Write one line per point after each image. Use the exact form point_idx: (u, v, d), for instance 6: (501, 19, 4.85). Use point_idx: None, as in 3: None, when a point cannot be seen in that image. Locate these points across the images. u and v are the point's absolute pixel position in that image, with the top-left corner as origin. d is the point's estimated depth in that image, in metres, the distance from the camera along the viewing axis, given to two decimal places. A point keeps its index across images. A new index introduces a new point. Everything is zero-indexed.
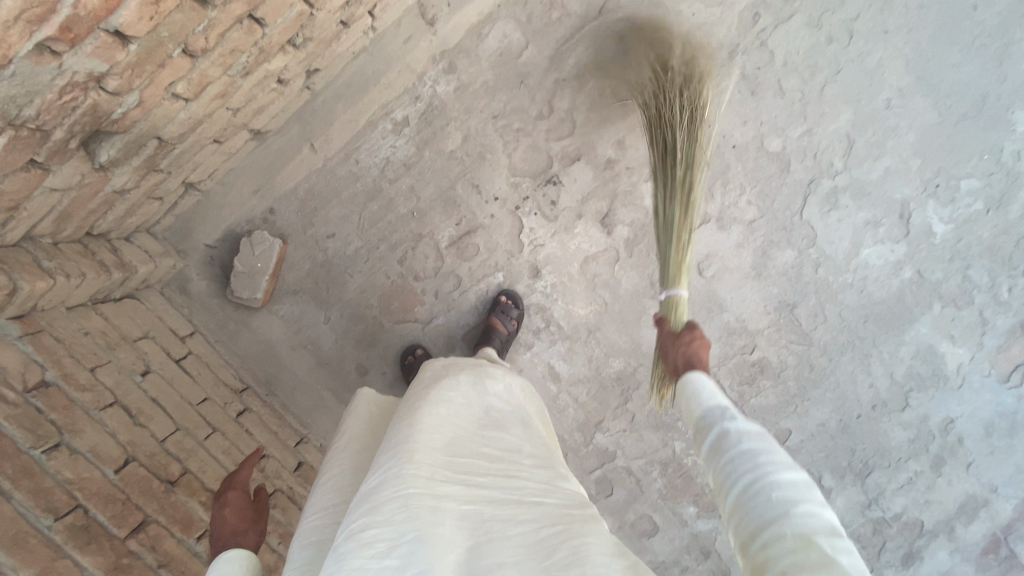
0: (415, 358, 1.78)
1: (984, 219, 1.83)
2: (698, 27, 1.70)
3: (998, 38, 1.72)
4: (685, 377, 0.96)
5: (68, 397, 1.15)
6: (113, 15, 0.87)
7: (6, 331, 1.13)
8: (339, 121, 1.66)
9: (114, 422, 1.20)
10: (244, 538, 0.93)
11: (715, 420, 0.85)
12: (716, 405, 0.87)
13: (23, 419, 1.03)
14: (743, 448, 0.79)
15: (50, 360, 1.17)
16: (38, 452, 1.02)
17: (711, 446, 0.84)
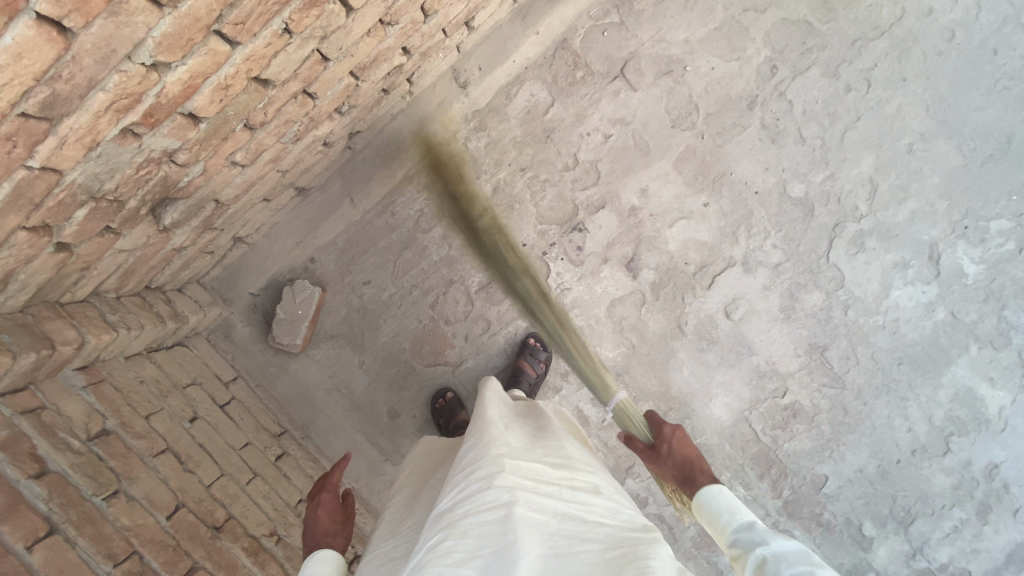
0: (446, 401, 1.81)
1: (1017, 259, 1.81)
2: (717, 80, 1.77)
3: (1017, 83, 1.75)
4: (696, 500, 1.02)
5: (126, 444, 1.22)
6: (188, 100, 0.96)
7: (72, 381, 1.21)
8: (377, 176, 1.76)
9: (167, 468, 1.26)
10: (334, 538, 1.04)
11: (747, 542, 0.89)
12: (750, 527, 0.91)
13: (87, 467, 1.10)
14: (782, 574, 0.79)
15: (110, 410, 1.25)
16: (99, 499, 1.08)
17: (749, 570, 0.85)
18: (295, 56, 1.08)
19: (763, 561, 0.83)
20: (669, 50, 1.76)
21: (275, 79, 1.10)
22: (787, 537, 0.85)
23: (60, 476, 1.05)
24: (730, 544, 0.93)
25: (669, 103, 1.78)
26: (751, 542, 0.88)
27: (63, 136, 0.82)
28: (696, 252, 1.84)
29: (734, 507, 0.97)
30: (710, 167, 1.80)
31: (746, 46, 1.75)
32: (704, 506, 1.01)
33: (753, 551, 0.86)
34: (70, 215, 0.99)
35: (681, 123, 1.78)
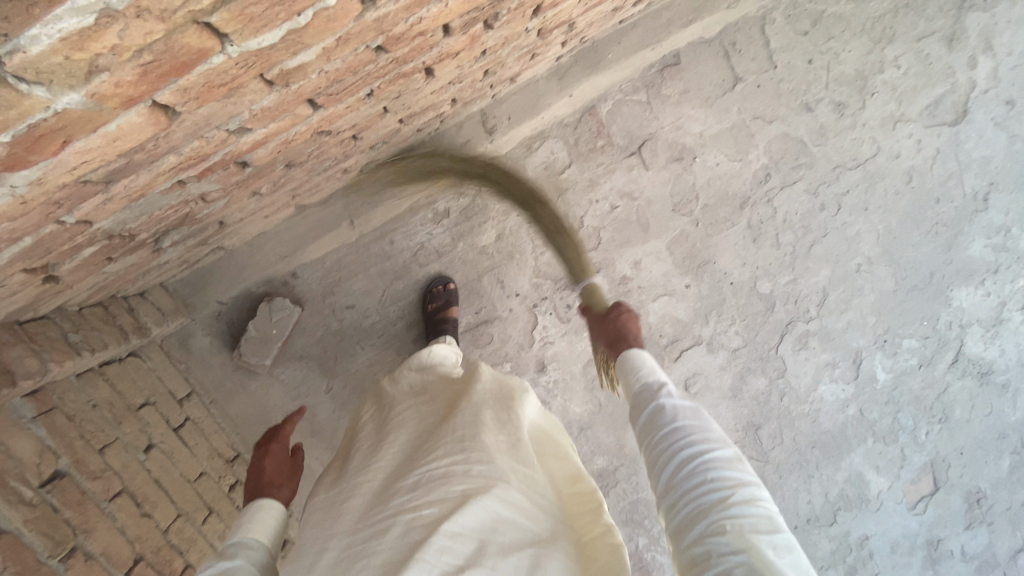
0: (445, 290, 1.76)
1: (916, 372, 2.18)
2: (719, 176, 1.90)
3: (948, 229, 2.07)
4: (625, 353, 1.10)
5: (81, 488, 1.09)
6: (250, 153, 0.86)
7: (21, 413, 1.06)
8: (383, 203, 1.67)
9: (124, 515, 1.16)
10: (280, 492, 0.99)
11: (655, 397, 0.98)
12: (658, 382, 1.01)
13: (42, 523, 0.99)
14: (674, 427, 0.92)
15: (64, 447, 1.10)
16: (57, 561, 0.98)
17: (646, 419, 0.97)
18: (363, 113, 1.01)
19: (660, 413, 0.95)
20: (683, 138, 1.85)
21: (334, 129, 1.01)
22: (690, 401, 0.97)
23: (13, 537, 0.94)
24: (635, 395, 1.03)
25: (674, 187, 1.88)
26: (654, 394, 0.98)
27: (114, 193, 0.70)
28: (671, 327, 1.98)
29: (650, 366, 1.06)
30: (697, 253, 1.93)
31: (749, 150, 1.90)
32: (624, 359, 1.10)
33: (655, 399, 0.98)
34: (76, 253, 0.85)
35: (680, 208, 1.90)
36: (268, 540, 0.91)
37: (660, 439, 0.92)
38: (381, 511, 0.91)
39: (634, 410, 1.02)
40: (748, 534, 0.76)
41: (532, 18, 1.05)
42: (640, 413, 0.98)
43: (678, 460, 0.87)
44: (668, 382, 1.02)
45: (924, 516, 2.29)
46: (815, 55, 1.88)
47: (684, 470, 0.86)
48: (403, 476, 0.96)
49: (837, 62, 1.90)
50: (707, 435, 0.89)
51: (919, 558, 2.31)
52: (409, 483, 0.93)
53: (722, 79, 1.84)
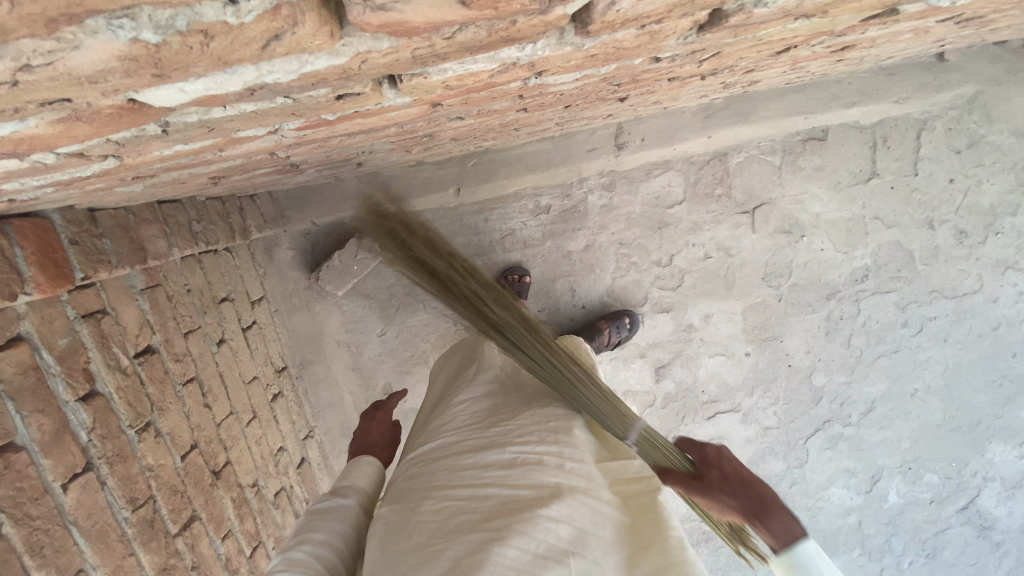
0: (520, 281, 1.76)
1: (926, 506, 2.18)
2: (818, 261, 1.86)
3: (1015, 386, 2.04)
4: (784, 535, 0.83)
5: (164, 367, 1.16)
6: (441, 131, 0.87)
7: (134, 283, 1.10)
8: (494, 181, 1.71)
9: (191, 401, 1.23)
10: (381, 451, 1.11)
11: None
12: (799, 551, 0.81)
13: (129, 393, 1.05)
14: None
15: (160, 324, 1.17)
16: (133, 433, 1.04)
17: None
18: (544, 116, 1.00)
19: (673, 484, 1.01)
20: (799, 213, 1.81)
21: (511, 123, 1.01)
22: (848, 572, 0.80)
23: (105, 401, 0.99)
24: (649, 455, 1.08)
25: (771, 257, 1.85)
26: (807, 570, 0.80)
27: (328, 145, 0.72)
28: (715, 386, 1.98)
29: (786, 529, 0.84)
30: (768, 325, 1.92)
31: (857, 246, 1.86)
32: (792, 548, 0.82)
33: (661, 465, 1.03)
34: (251, 171, 0.88)
35: (770, 279, 1.87)
36: (369, 490, 1.02)
37: None
38: (474, 479, 0.88)
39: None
40: None
41: (738, 75, 1.03)
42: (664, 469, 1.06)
43: None
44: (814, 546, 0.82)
45: None
46: (959, 176, 1.83)
47: None
48: (493, 445, 0.95)
49: (978, 190, 1.84)
50: None
51: None
52: (505, 459, 0.91)
53: (859, 169, 1.79)
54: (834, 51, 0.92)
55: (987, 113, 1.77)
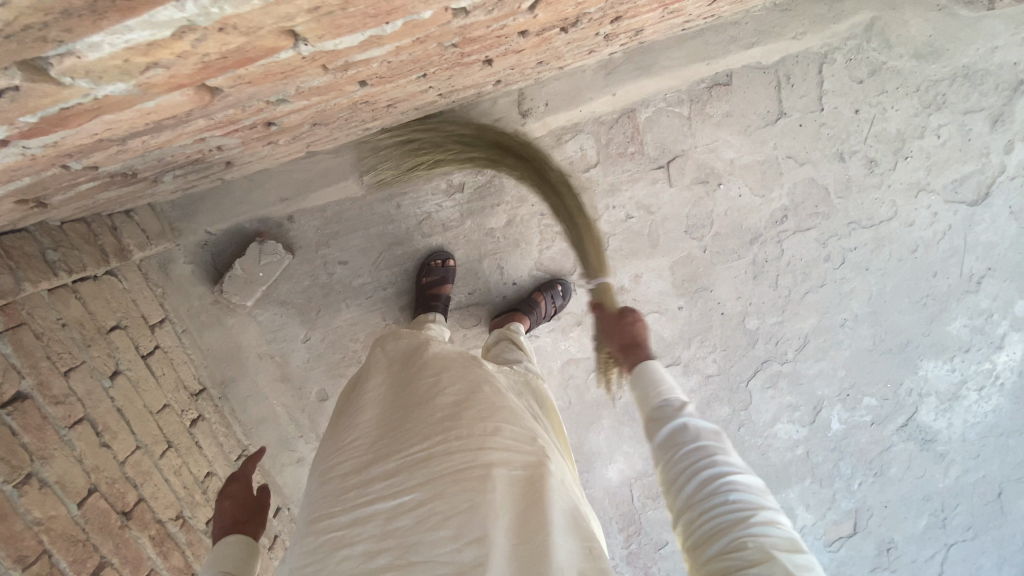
0: (443, 266, 1.70)
1: (866, 428, 2.29)
2: (738, 207, 1.87)
3: (934, 304, 2.13)
4: (647, 364, 1.09)
5: (41, 412, 1.08)
6: (282, 117, 0.79)
7: None
8: (399, 164, 1.61)
9: (83, 444, 1.14)
10: (246, 526, 1.05)
11: (678, 414, 0.97)
12: (673, 400, 1.00)
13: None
14: (697, 443, 0.92)
15: (28, 366, 1.07)
16: (9, 486, 0.98)
17: (665, 432, 0.96)
18: (407, 89, 0.92)
19: (685, 431, 0.94)
20: (714, 162, 1.81)
21: (374, 100, 0.93)
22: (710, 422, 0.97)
23: None
24: (651, 413, 1.01)
25: (692, 210, 1.85)
26: (676, 411, 0.98)
27: (128, 147, 0.63)
28: (654, 343, 2.00)
29: (666, 379, 1.06)
30: (696, 277, 1.93)
31: (774, 188, 1.87)
32: (640, 370, 1.09)
33: (678, 416, 0.97)
34: (73, 186, 0.78)
35: (693, 232, 1.87)
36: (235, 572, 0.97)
37: (682, 457, 0.91)
38: (361, 499, 0.96)
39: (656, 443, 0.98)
40: (770, 548, 0.78)
41: (613, 24, 0.99)
42: (661, 428, 0.97)
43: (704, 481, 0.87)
44: (683, 400, 1.01)
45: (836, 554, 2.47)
46: (863, 106, 1.85)
47: (709, 494, 0.86)
48: (377, 457, 1.01)
49: (882, 118, 1.87)
50: (733, 461, 0.89)
51: None
52: (387, 470, 0.98)
53: (767, 110, 1.78)
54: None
55: (883, 39, 1.78)
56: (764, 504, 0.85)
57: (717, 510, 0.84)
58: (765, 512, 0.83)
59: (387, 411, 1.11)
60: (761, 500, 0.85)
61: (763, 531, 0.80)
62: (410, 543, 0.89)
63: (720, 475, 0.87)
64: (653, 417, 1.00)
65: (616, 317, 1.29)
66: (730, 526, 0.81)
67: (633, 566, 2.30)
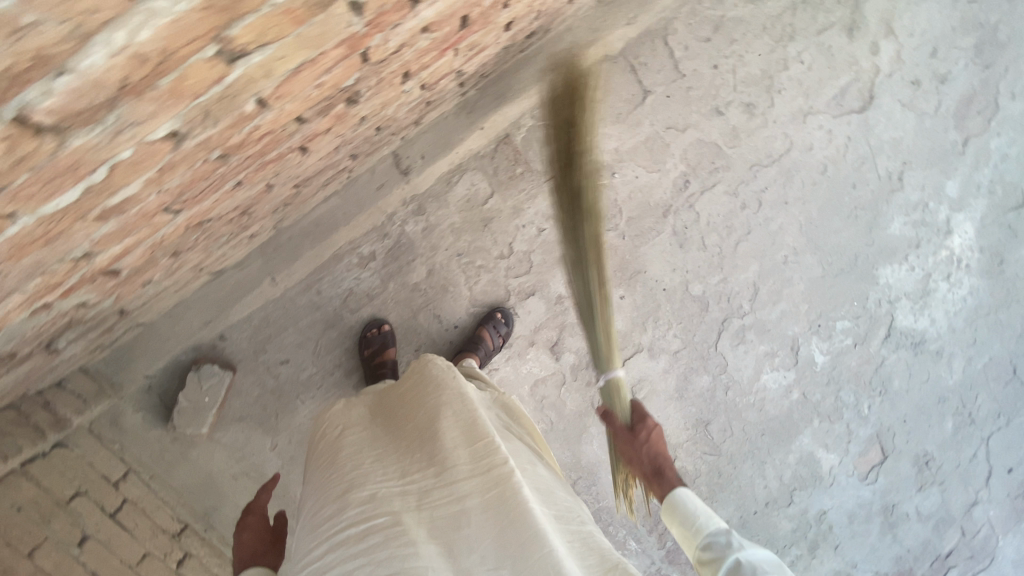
0: (379, 332, 1.75)
1: (852, 351, 2.26)
2: (638, 187, 1.95)
3: (867, 212, 2.15)
4: (676, 494, 1.08)
5: None
6: (118, 262, 0.86)
7: None
8: (304, 256, 1.66)
9: None
10: (264, 558, 1.10)
11: (727, 551, 0.98)
12: (722, 534, 1.01)
13: None
14: (756, 572, 0.92)
15: None
16: None
17: (726, 571, 0.96)
18: (240, 197, 1.00)
19: (733, 556, 0.96)
20: (601, 156, 1.89)
21: (214, 216, 1.00)
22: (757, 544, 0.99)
23: None
24: (698, 544, 1.03)
25: (598, 204, 1.90)
26: (727, 546, 0.98)
27: None
28: None
29: (706, 512, 1.06)
30: (626, 264, 1.98)
31: (666, 159, 1.95)
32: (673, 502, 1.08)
33: (730, 554, 0.97)
34: None
35: (606, 224, 1.93)
36: None
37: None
38: (339, 527, 1.02)
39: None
40: None
41: (418, 76, 1.07)
42: (721, 569, 0.96)
43: None
44: (727, 528, 1.03)
45: (876, 484, 2.39)
46: (720, 60, 1.93)
47: None
48: (352, 486, 1.08)
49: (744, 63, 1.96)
50: (785, 572, 0.93)
51: (876, 524, 2.40)
52: (363, 496, 1.05)
53: (631, 94, 1.88)
54: (467, 27, 0.97)
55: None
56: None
57: None
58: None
59: (372, 444, 1.17)
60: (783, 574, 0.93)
61: None
62: (379, 559, 0.94)
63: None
64: (697, 544, 1.04)
65: (628, 436, 1.21)
66: None
67: (678, 565, 2.22)
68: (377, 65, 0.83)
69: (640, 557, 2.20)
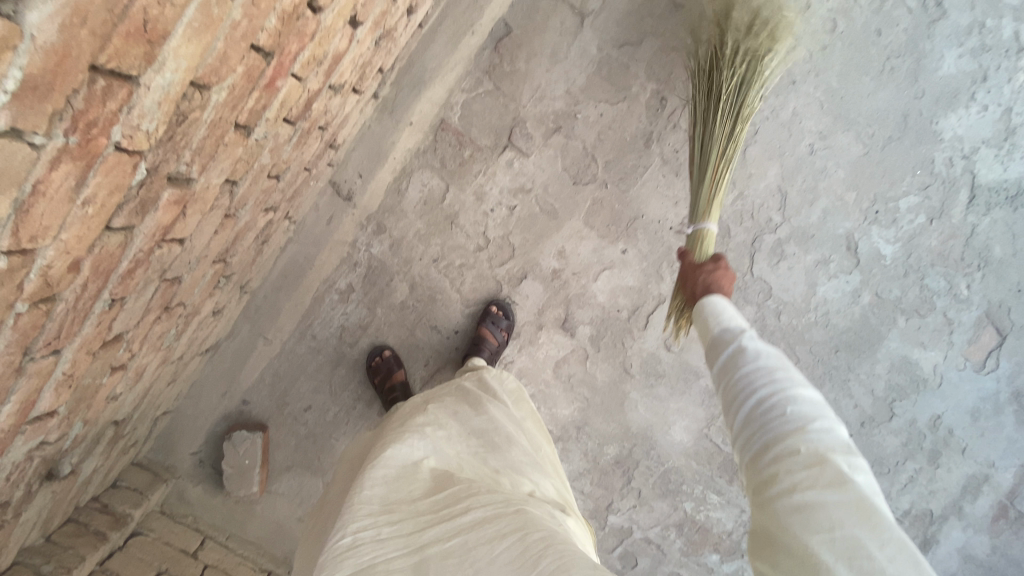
0: (382, 359, 1.73)
1: (930, 230, 1.86)
2: (608, 125, 1.70)
3: (907, 57, 1.72)
4: (707, 300, 1.06)
5: None
6: (33, 410, 0.88)
7: None
8: (284, 307, 1.70)
9: None
10: None
11: (735, 340, 0.96)
12: (735, 327, 0.99)
13: None
14: (757, 362, 0.92)
15: None
16: None
17: (725, 359, 0.96)
18: (139, 304, 0.99)
19: (742, 353, 0.93)
20: (552, 106, 1.68)
21: (125, 328, 1.01)
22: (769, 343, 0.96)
23: None
24: (711, 341, 1.00)
25: (565, 161, 1.72)
26: (734, 336, 0.97)
27: None
28: (625, 296, 1.83)
29: (726, 312, 1.03)
30: (619, 215, 1.76)
31: (630, 84, 1.68)
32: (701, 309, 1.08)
33: (735, 342, 0.95)
34: None
35: (581, 178, 1.73)
36: None
37: (741, 373, 0.92)
38: None
39: (716, 365, 0.98)
40: (823, 451, 0.80)
41: (267, 120, 0.98)
42: (719, 355, 0.97)
43: (762, 395, 0.88)
44: (745, 326, 0.99)
45: (1000, 371, 2.00)
46: None
47: (763, 405, 0.87)
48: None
49: None
50: (786, 376, 0.89)
51: (1009, 416, 2.04)
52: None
53: (563, 26, 1.64)
54: (274, 55, 0.85)
55: None
56: (820, 413, 0.85)
57: (762, 406, 0.87)
58: (820, 421, 0.83)
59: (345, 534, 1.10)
60: (818, 412, 0.85)
61: (819, 427, 0.83)
62: None
63: (781, 391, 0.87)
64: (716, 346, 1.00)
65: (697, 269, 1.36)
66: (787, 439, 0.82)
67: None
68: (169, 143, 0.75)
69: (728, 509, 2.05)
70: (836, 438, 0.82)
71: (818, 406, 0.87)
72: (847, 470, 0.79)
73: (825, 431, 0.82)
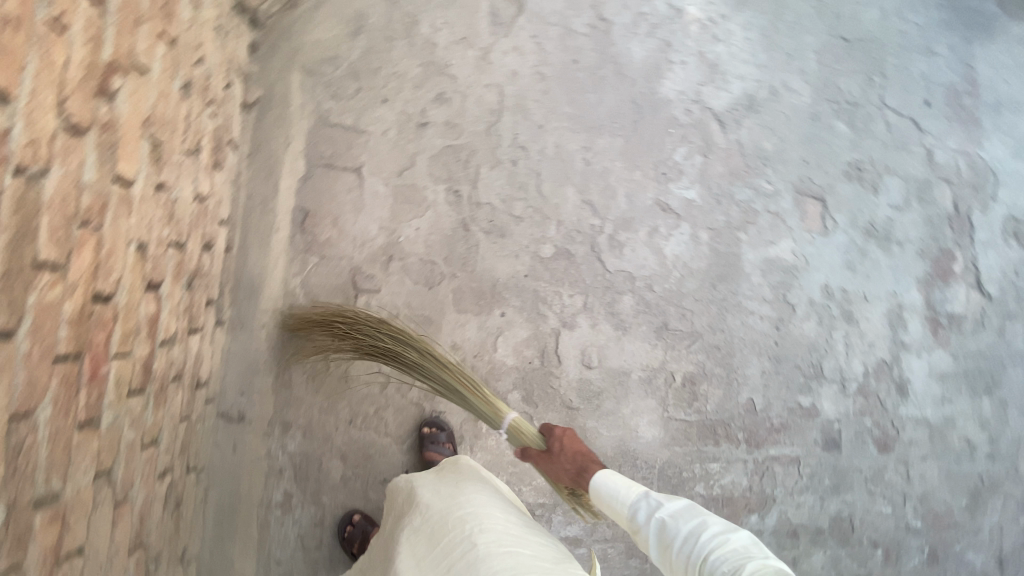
0: (354, 525, 1.69)
1: (711, 161, 2.26)
2: (428, 233, 1.95)
3: (606, 66, 2.21)
4: (600, 481, 1.29)
5: None
6: None
7: None
8: (235, 553, 1.69)
9: None
10: None
11: (650, 513, 1.19)
12: (646, 495, 1.22)
13: None
14: (678, 527, 1.13)
15: None
16: None
17: (654, 532, 1.17)
18: None
19: (660, 522, 1.16)
20: (376, 245, 1.90)
21: None
22: (676, 496, 1.19)
23: None
24: (631, 516, 1.22)
25: (412, 277, 1.92)
26: (650, 509, 1.19)
27: None
28: (529, 347, 2.03)
29: (630, 484, 1.26)
30: (481, 290, 1.99)
31: (424, 195, 1.96)
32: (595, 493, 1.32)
33: (655, 517, 1.18)
34: None
35: (433, 282, 1.94)
36: None
37: (670, 535, 1.13)
38: None
39: (648, 533, 1.19)
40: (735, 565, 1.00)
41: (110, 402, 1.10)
42: (650, 529, 1.18)
43: (689, 551, 1.08)
44: (651, 490, 1.22)
45: (841, 225, 2.39)
46: (383, 90, 1.98)
47: (691, 554, 1.08)
48: None
49: (399, 75, 2.00)
50: (696, 521, 1.11)
51: (871, 252, 2.42)
52: None
53: (347, 184, 1.90)
54: (84, 353, 1.01)
55: (327, 59, 1.95)
56: (722, 536, 1.07)
57: (689, 555, 1.08)
58: (721, 543, 1.05)
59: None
60: (721, 537, 1.07)
61: (722, 548, 1.04)
62: None
63: (696, 539, 1.08)
64: (637, 519, 1.21)
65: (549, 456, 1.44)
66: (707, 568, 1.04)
67: (764, 440, 2.19)
68: (19, 470, 0.86)
69: (731, 466, 2.15)
70: (736, 547, 1.04)
71: (725, 529, 1.08)
72: (753, 564, 0.99)
73: (726, 547, 1.04)
